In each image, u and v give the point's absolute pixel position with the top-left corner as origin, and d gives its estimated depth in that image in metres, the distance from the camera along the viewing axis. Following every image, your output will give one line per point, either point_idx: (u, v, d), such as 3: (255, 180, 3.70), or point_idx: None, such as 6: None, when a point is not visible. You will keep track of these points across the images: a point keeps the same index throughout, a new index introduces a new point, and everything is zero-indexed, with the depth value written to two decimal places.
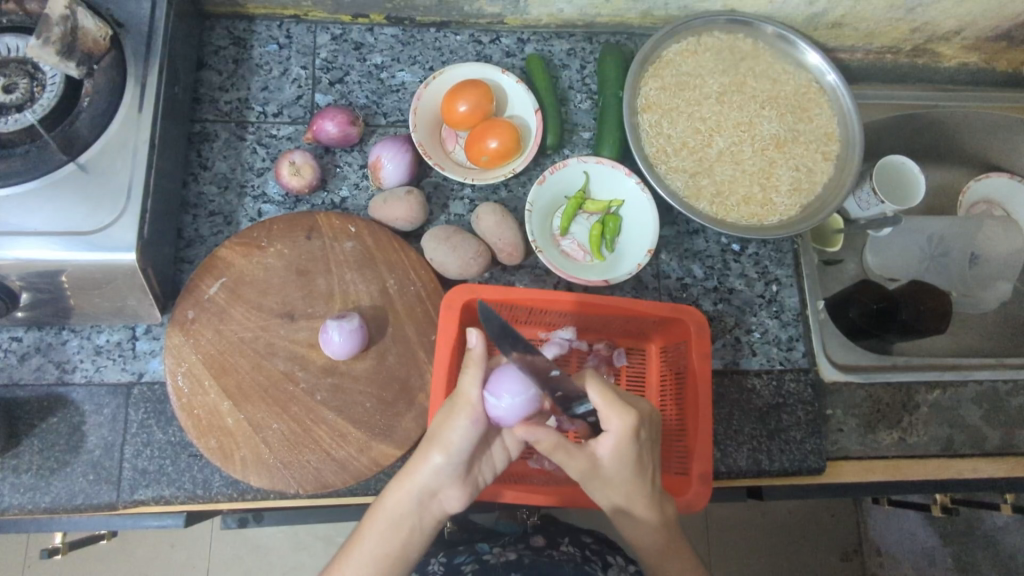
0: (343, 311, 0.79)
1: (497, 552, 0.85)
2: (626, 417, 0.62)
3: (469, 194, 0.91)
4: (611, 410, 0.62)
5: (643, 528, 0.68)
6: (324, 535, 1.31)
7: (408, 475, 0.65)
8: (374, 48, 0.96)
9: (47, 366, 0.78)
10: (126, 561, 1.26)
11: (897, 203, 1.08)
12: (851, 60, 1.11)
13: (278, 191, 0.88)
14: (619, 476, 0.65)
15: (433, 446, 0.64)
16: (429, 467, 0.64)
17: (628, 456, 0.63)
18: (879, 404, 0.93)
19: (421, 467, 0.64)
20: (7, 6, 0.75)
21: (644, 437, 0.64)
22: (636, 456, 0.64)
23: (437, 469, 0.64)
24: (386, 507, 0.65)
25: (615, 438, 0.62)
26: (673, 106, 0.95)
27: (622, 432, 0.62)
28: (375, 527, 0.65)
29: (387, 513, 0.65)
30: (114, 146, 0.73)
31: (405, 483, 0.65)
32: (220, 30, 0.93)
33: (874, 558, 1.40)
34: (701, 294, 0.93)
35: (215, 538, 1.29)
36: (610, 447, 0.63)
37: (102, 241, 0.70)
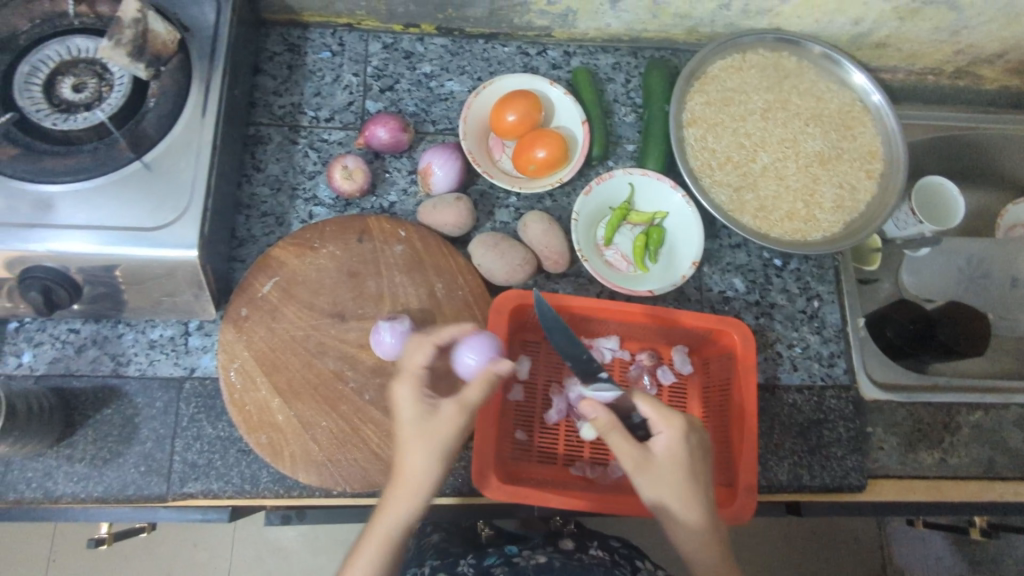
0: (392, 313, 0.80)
1: (526, 555, 0.85)
2: (674, 417, 0.64)
3: (515, 203, 0.92)
4: (662, 412, 0.64)
5: (695, 545, 0.63)
6: (344, 539, 1.31)
7: (409, 481, 0.61)
8: (423, 57, 0.98)
9: (103, 359, 0.79)
10: (149, 559, 1.28)
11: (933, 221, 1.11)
12: (891, 80, 1.12)
13: (329, 194, 0.89)
14: (674, 475, 0.63)
15: (424, 450, 0.61)
16: (421, 469, 0.61)
17: (683, 453, 0.63)
18: (920, 424, 0.94)
19: (421, 471, 0.61)
20: (79, 8, 0.78)
21: (699, 445, 0.64)
22: (690, 460, 0.63)
23: (433, 470, 0.61)
24: (390, 518, 0.61)
25: (670, 436, 0.63)
26: (718, 120, 0.96)
27: (677, 428, 0.63)
28: (375, 536, 0.61)
29: (393, 524, 0.61)
30: (178, 146, 0.74)
31: (407, 488, 0.61)
32: (275, 37, 0.96)
33: None
34: (743, 307, 0.93)
35: (237, 539, 1.30)
36: (665, 445, 0.63)
37: (165, 238, 0.71)
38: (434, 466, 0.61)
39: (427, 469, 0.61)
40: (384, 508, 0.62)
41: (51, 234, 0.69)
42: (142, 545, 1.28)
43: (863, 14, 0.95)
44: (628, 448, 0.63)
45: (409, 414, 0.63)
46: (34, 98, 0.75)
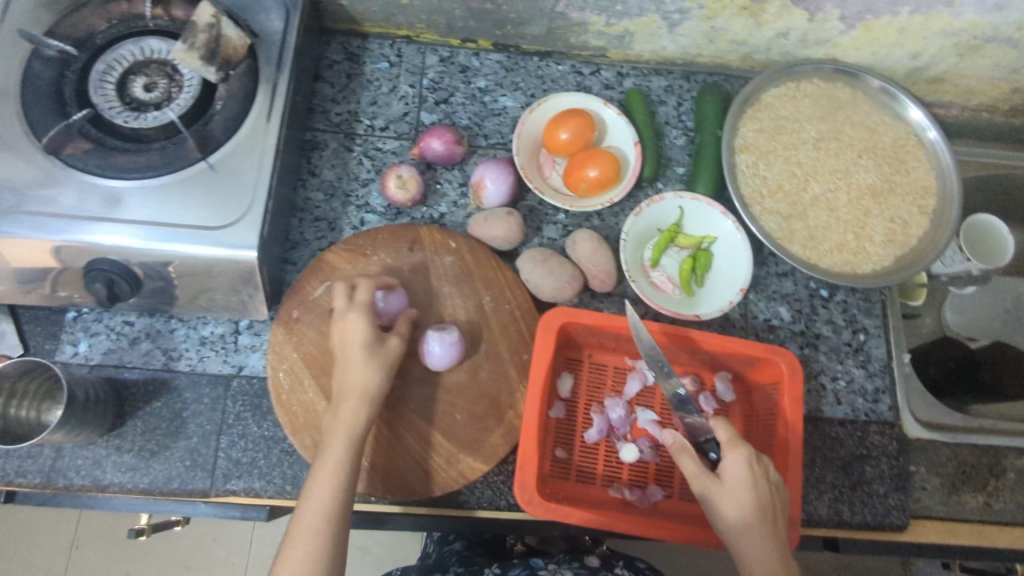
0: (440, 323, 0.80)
1: (553, 569, 0.84)
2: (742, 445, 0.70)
3: (563, 220, 0.92)
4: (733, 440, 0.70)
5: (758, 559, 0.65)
6: (363, 545, 1.31)
7: (357, 393, 0.71)
8: (479, 72, 0.99)
9: (155, 352, 0.81)
10: (170, 551, 1.29)
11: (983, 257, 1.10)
12: (945, 115, 1.11)
13: (381, 202, 0.91)
14: (736, 493, 0.67)
15: (371, 364, 0.72)
16: (373, 379, 0.72)
17: (748, 477, 0.68)
18: (965, 465, 0.93)
19: (369, 382, 0.71)
20: (155, 11, 0.80)
21: (766, 477, 0.69)
22: (755, 485, 0.68)
23: (375, 381, 0.72)
24: (347, 426, 0.69)
25: (737, 461, 0.69)
26: (770, 148, 0.96)
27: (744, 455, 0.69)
28: (334, 448, 0.68)
29: (349, 429, 0.69)
30: (243, 149, 0.76)
31: (358, 398, 0.71)
32: (335, 45, 0.97)
33: None
34: (788, 337, 0.93)
35: (256, 537, 1.31)
36: (732, 467, 0.69)
37: (226, 237, 0.72)
38: (378, 377, 0.72)
39: (375, 380, 0.71)
40: (335, 423, 0.70)
41: (118, 228, 0.71)
42: (162, 537, 1.29)
43: (922, 48, 0.95)
44: (697, 469, 0.70)
45: (350, 339, 0.73)
46: (107, 96, 0.77)
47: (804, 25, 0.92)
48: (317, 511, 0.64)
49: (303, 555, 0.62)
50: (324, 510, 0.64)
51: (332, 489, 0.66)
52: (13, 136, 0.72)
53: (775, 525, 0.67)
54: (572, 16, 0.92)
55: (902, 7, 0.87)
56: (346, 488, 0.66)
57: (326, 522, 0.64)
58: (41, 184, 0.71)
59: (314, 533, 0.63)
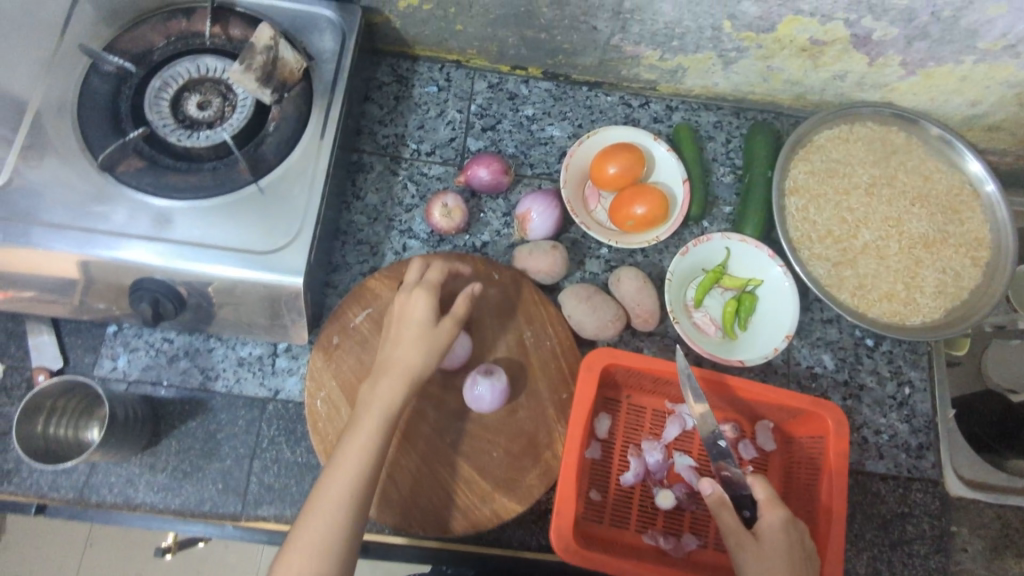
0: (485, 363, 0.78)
1: None
2: (781, 506, 0.69)
3: (606, 254, 0.91)
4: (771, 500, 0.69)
5: None
6: None
7: (398, 370, 0.69)
8: (527, 100, 0.98)
9: (193, 371, 0.80)
10: None
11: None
12: (999, 162, 1.08)
13: (424, 228, 0.90)
14: (773, 555, 0.65)
15: (422, 344, 0.70)
16: (419, 359, 0.69)
17: (786, 539, 0.66)
18: (1009, 528, 0.90)
19: (415, 362, 0.69)
20: (213, 29, 0.80)
21: (801, 545, 0.67)
22: (791, 550, 0.66)
23: (421, 360, 0.69)
24: (383, 403, 0.67)
25: (774, 522, 0.67)
26: (821, 192, 0.94)
27: (782, 516, 0.68)
28: (368, 422, 0.66)
29: (385, 407, 0.67)
30: (293, 173, 0.75)
31: (400, 375, 0.69)
32: (385, 67, 0.97)
33: None
34: (830, 386, 0.90)
35: None
36: (769, 527, 0.67)
37: (273, 263, 0.72)
38: (424, 358, 0.70)
39: (420, 361, 0.69)
40: (372, 398, 0.68)
41: (166, 248, 0.70)
42: None
43: (982, 96, 0.93)
44: (736, 524, 0.68)
45: (407, 316, 0.71)
46: (162, 113, 0.76)
47: (863, 69, 0.90)
48: (339, 487, 0.62)
49: (320, 528, 0.60)
50: (344, 486, 0.62)
51: (356, 466, 0.64)
52: (68, 152, 0.72)
53: None
54: (627, 49, 0.91)
55: (966, 56, 0.85)
56: (370, 468, 0.64)
57: (345, 498, 0.62)
58: (92, 200, 0.71)
59: (334, 507, 0.61)
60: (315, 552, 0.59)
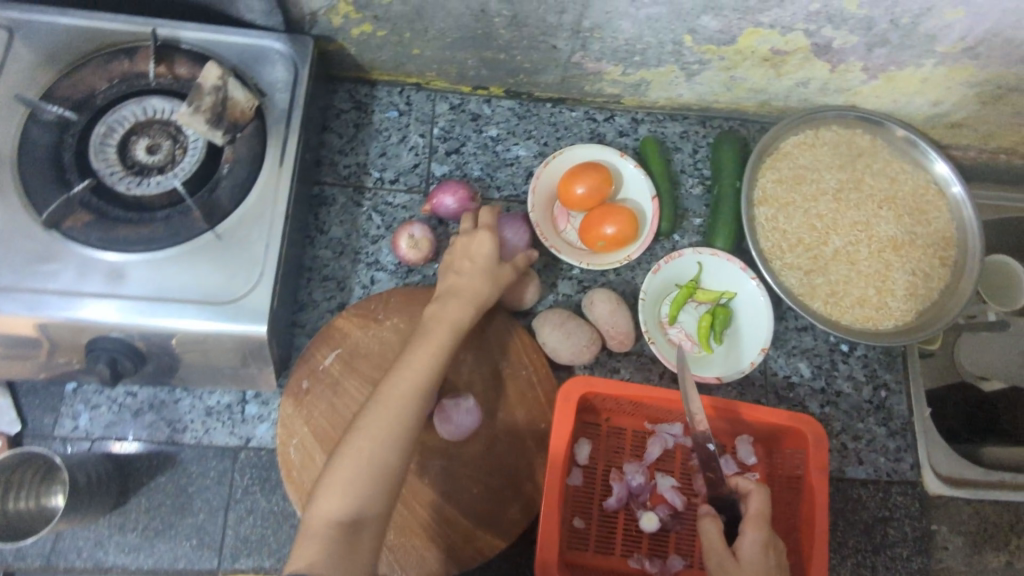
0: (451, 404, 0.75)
1: None
2: (762, 529, 0.68)
3: (578, 275, 0.90)
4: (754, 520, 0.68)
5: None
6: None
7: (466, 295, 0.74)
8: (490, 120, 0.96)
9: (159, 424, 0.78)
10: None
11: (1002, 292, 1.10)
12: (963, 157, 1.09)
13: (392, 259, 0.88)
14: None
15: (487, 276, 0.76)
16: (484, 285, 0.75)
17: (765, 564, 0.65)
18: (987, 523, 0.91)
19: (481, 290, 0.75)
20: (158, 69, 0.77)
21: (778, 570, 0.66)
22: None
23: (486, 286, 0.75)
24: (452, 320, 0.72)
25: (757, 542, 0.67)
26: (789, 200, 0.94)
27: (763, 538, 0.67)
28: (438, 331, 0.71)
29: (453, 325, 0.71)
30: (250, 219, 0.73)
31: (469, 300, 0.74)
32: (343, 94, 0.95)
33: None
34: (808, 395, 0.90)
35: None
36: (749, 547, 0.66)
37: (235, 312, 0.69)
38: (489, 288, 0.75)
39: (487, 290, 0.75)
40: (441, 315, 0.72)
41: (121, 304, 0.68)
42: None
43: (944, 96, 0.93)
44: (718, 538, 0.67)
45: (475, 247, 0.77)
46: (109, 160, 0.73)
47: (825, 75, 0.89)
48: (405, 394, 0.66)
49: (394, 414, 0.64)
50: (411, 387, 0.66)
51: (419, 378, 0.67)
52: (11, 210, 0.69)
53: None
54: (588, 66, 0.90)
55: (927, 60, 0.85)
56: (432, 382, 0.68)
57: (412, 396, 0.66)
58: (40, 260, 0.68)
59: (405, 403, 0.65)
60: (388, 435, 0.63)
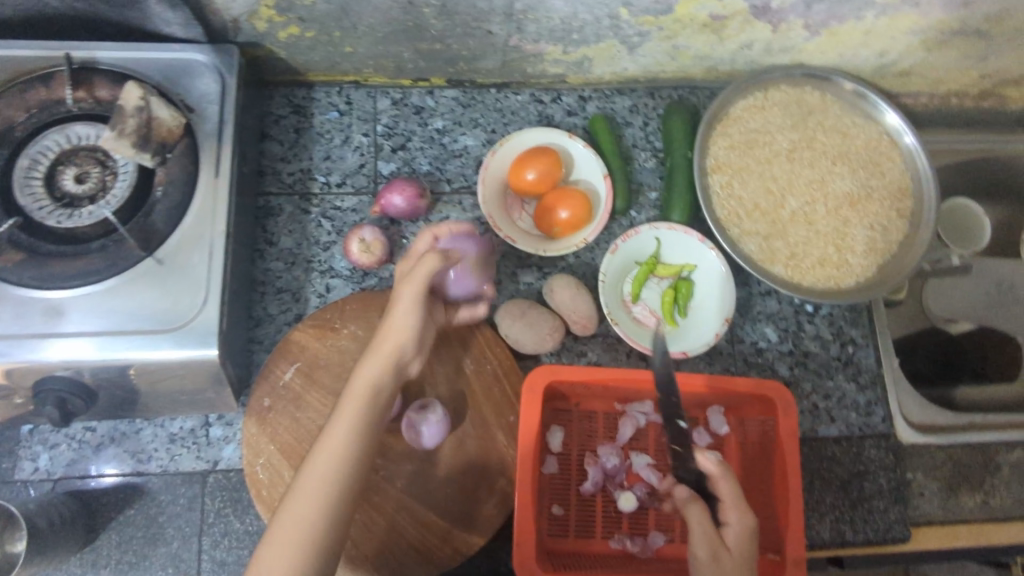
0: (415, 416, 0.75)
1: None
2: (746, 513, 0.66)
3: (538, 262, 0.89)
4: (738, 504, 0.66)
5: None
6: None
7: (383, 352, 0.67)
8: (434, 112, 0.94)
9: (122, 457, 0.77)
10: None
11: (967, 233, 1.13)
12: (915, 105, 1.09)
13: (346, 265, 0.86)
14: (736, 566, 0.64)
15: (408, 323, 0.69)
16: (407, 327, 0.69)
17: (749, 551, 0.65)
18: (960, 466, 0.93)
19: (400, 340, 0.68)
20: (77, 94, 0.74)
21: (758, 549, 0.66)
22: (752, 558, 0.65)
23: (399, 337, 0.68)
24: (371, 381, 0.66)
25: (739, 530, 0.65)
26: (743, 165, 0.93)
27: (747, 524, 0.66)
28: (351, 397, 0.65)
29: (367, 391, 0.66)
30: (190, 240, 0.71)
31: (384, 355, 0.67)
32: (280, 99, 0.92)
33: None
34: (777, 358, 0.91)
35: None
36: (735, 533, 0.65)
37: (185, 338, 0.68)
38: (410, 335, 0.69)
39: (404, 341, 0.68)
40: (362, 374, 0.67)
41: (72, 341, 0.66)
42: None
43: (889, 46, 0.92)
44: (703, 529, 0.64)
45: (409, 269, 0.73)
46: (36, 194, 0.71)
47: (767, 36, 0.88)
48: (314, 490, 0.60)
49: (310, 507, 0.60)
50: (330, 467, 0.61)
51: (335, 464, 0.62)
52: None
53: None
54: (527, 48, 0.88)
55: (867, 11, 0.84)
56: (354, 458, 0.63)
57: (330, 480, 0.61)
58: None
59: (325, 488, 0.61)
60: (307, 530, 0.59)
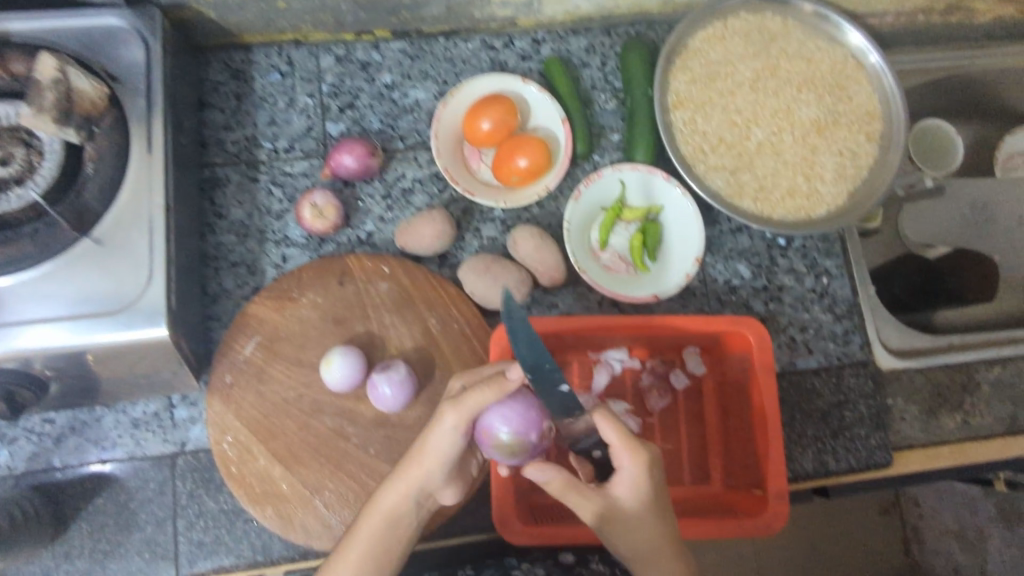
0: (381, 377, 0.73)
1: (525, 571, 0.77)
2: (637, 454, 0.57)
3: (500, 215, 0.86)
4: (623, 448, 0.57)
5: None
6: None
7: (407, 484, 0.60)
8: (382, 66, 0.90)
9: (85, 446, 0.75)
10: None
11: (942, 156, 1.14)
12: (880, 25, 1.03)
13: (301, 233, 0.83)
14: (638, 522, 0.58)
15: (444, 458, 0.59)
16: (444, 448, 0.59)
17: (645, 497, 0.58)
18: (939, 388, 0.92)
19: (433, 475, 0.60)
20: None
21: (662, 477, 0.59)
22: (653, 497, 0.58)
23: (434, 466, 0.59)
24: (394, 505, 0.60)
25: (631, 476, 0.57)
26: (706, 99, 0.89)
27: (636, 468, 0.57)
28: (369, 523, 0.60)
29: (387, 518, 0.60)
30: (126, 216, 0.67)
31: (413, 487, 0.60)
32: (217, 64, 0.87)
33: None
34: (751, 295, 0.89)
35: None
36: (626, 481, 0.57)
37: (132, 319, 0.65)
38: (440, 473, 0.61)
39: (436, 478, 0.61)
40: (390, 492, 0.60)
41: (27, 329, 0.63)
42: None
43: None
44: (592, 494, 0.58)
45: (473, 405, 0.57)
46: None
47: None
48: None
49: None
50: None
51: None
52: None
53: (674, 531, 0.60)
54: None
55: None
56: None
57: None
58: None
59: None
60: None
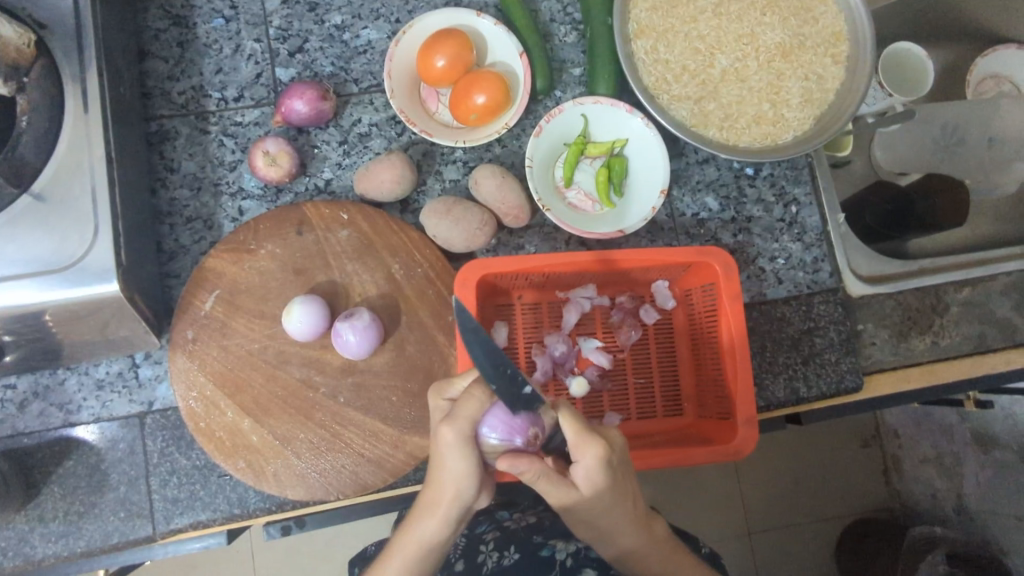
0: (347, 319, 0.71)
1: (517, 518, 0.82)
2: (594, 445, 0.57)
3: (462, 156, 0.84)
4: (580, 443, 0.57)
5: (631, 546, 0.65)
6: (365, 529, 1.24)
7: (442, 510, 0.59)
8: (331, 6, 0.86)
9: (50, 410, 0.74)
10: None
11: (916, 85, 1.12)
12: None
13: (256, 184, 0.81)
14: (599, 503, 0.60)
15: (468, 477, 0.58)
16: (459, 470, 0.58)
17: (605, 485, 0.58)
18: (910, 311, 0.92)
19: (462, 495, 0.59)
20: None
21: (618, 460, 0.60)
22: (613, 483, 0.59)
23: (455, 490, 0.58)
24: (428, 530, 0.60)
25: (587, 468, 0.57)
26: (667, 26, 0.87)
27: (594, 462, 0.57)
28: (406, 551, 0.61)
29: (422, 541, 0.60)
30: (66, 169, 0.65)
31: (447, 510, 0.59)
32: (156, 10, 0.83)
33: (891, 441, 1.41)
34: (719, 227, 0.89)
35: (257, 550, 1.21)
36: (584, 473, 0.58)
37: (81, 275, 0.63)
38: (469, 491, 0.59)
39: (468, 496, 0.59)
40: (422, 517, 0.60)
41: None
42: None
43: None
44: (554, 482, 0.58)
45: (465, 416, 0.57)
46: None
47: None
48: None
49: None
50: None
51: None
52: None
53: (635, 502, 0.63)
54: None
55: None
56: None
57: None
58: None
59: None
60: None
